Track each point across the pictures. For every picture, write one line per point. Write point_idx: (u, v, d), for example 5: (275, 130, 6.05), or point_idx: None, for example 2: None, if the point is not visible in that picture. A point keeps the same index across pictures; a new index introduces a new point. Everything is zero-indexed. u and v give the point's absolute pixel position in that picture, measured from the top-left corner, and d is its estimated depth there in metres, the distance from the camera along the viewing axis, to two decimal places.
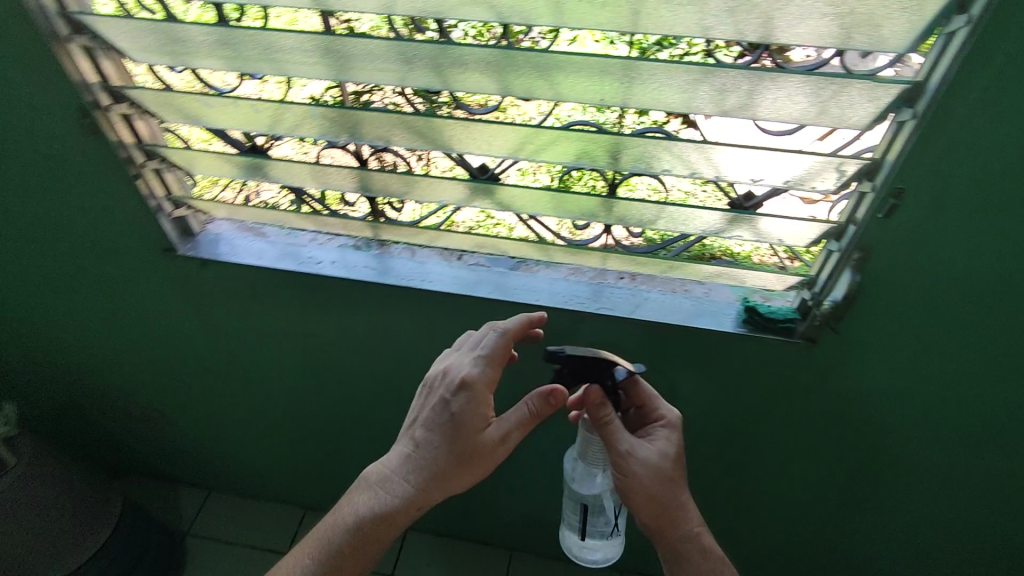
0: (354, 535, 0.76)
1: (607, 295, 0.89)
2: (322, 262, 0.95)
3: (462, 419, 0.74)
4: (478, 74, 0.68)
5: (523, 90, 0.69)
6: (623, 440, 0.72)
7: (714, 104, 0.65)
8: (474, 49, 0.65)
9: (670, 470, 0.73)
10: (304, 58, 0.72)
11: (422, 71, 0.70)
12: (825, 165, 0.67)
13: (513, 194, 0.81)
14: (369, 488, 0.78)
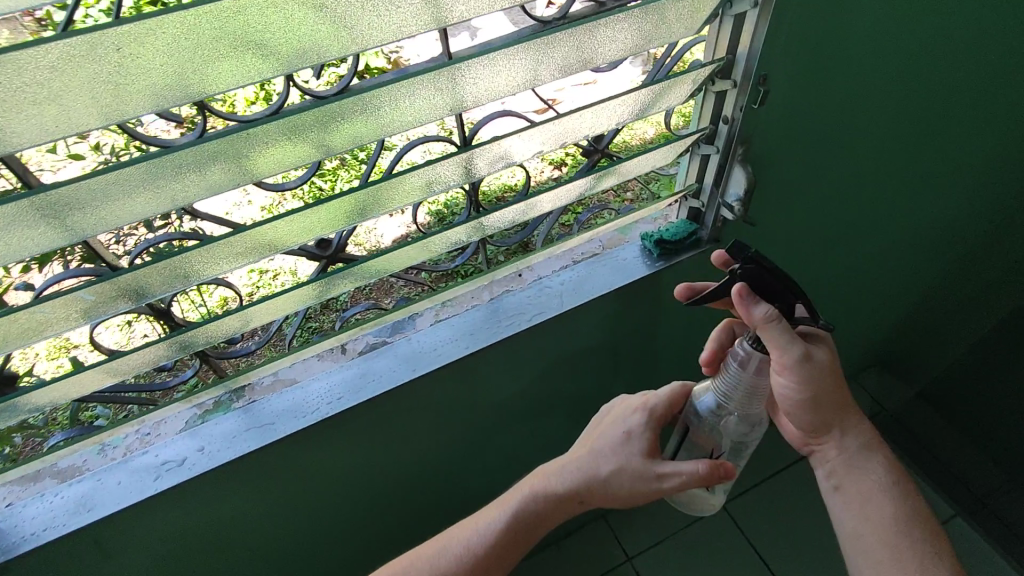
0: (485, 555, 0.70)
1: (520, 303, 0.81)
2: (184, 457, 0.70)
3: (637, 441, 0.71)
4: (288, 148, 0.52)
5: (347, 143, 0.56)
6: (790, 347, 0.59)
7: (560, 68, 0.59)
8: (267, 123, 0.49)
9: (834, 381, 0.66)
10: (14, 232, 0.46)
11: (212, 177, 0.50)
12: (665, 86, 0.65)
13: (382, 260, 0.70)
14: (513, 500, 0.72)
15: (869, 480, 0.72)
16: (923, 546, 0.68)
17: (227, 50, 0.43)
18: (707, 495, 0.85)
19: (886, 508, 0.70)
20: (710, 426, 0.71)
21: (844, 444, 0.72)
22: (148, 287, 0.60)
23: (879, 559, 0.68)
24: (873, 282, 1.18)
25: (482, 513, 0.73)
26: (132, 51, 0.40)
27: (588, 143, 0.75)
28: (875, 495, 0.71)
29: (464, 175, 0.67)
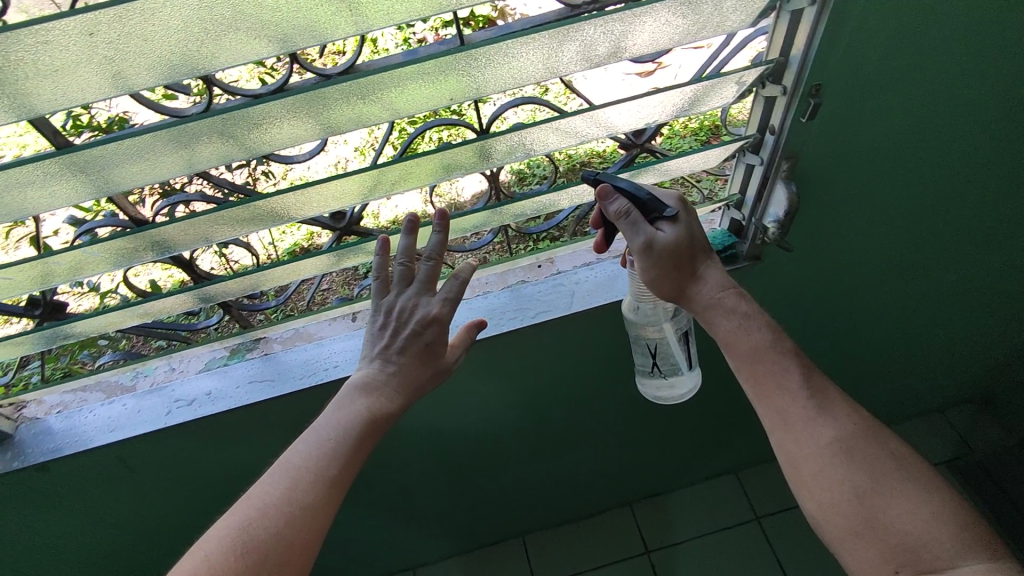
0: (313, 483, 0.53)
1: (533, 295, 0.81)
2: (197, 397, 0.76)
3: (439, 342, 0.62)
4: (286, 128, 0.52)
5: (350, 123, 0.54)
6: (633, 237, 0.60)
7: (581, 59, 0.53)
8: (267, 101, 0.48)
9: (687, 247, 0.61)
10: (47, 187, 0.51)
11: (208, 151, 0.52)
12: (720, 82, 0.58)
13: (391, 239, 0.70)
14: (345, 421, 0.57)
15: (747, 341, 0.60)
16: (824, 391, 0.58)
17: (217, 32, 0.42)
18: (671, 387, 0.81)
19: (763, 358, 0.59)
20: (646, 320, 0.73)
21: (704, 297, 0.62)
22: (170, 243, 0.63)
23: (797, 453, 0.57)
24: (963, 322, 1.02)
25: (299, 459, 0.55)
26: (107, 32, 0.40)
27: (625, 137, 0.69)
28: (768, 369, 0.59)
29: (481, 163, 0.63)
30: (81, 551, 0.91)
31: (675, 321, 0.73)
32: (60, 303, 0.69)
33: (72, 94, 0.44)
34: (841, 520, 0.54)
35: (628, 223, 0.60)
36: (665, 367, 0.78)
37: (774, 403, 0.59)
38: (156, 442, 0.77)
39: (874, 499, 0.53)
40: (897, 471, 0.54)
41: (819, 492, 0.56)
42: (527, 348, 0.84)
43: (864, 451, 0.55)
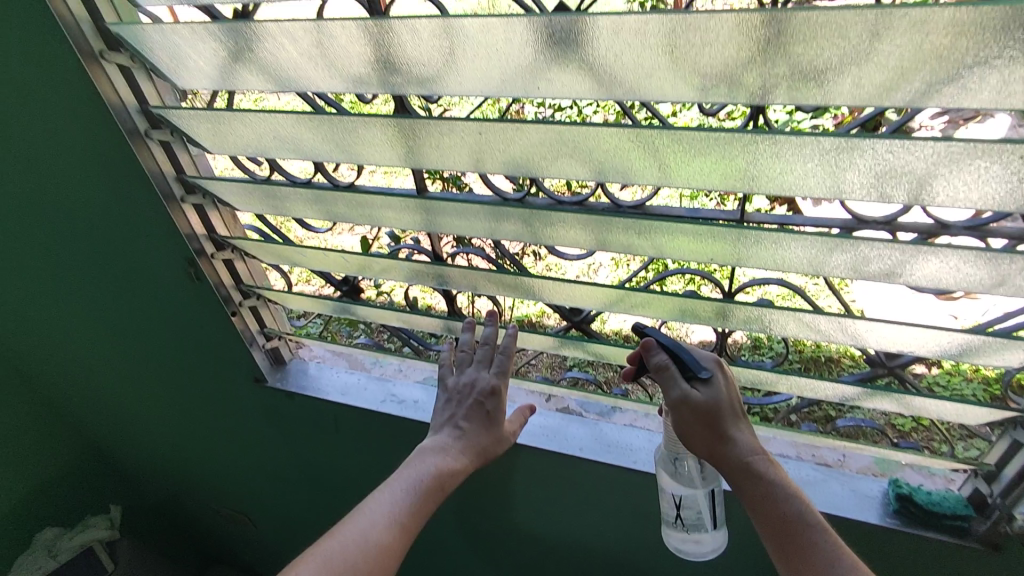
0: (388, 525, 0.67)
1: None
2: (407, 401, 0.92)
3: (498, 411, 0.79)
4: (570, 233, 0.64)
5: (619, 246, 0.64)
6: (667, 387, 0.64)
7: (849, 268, 0.55)
8: (569, 210, 0.61)
9: (718, 409, 0.64)
10: (398, 214, 0.72)
11: (509, 228, 0.67)
12: (1008, 344, 0.54)
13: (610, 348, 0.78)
14: (417, 480, 0.72)
15: (777, 516, 0.61)
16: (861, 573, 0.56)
17: (558, 153, 0.57)
18: (695, 547, 0.78)
19: (792, 534, 0.59)
20: (679, 471, 0.74)
21: (733, 461, 0.64)
22: (450, 279, 0.80)
23: None
24: None
25: (379, 506, 0.69)
26: (490, 133, 0.57)
27: (876, 353, 0.67)
28: (804, 546, 0.59)
29: (715, 319, 0.68)
30: (276, 473, 1.13)
31: (706, 477, 0.74)
32: (361, 289, 0.91)
33: (450, 159, 0.63)
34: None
35: (666, 376, 0.65)
36: (690, 521, 0.76)
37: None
38: (362, 418, 0.93)
39: None
40: None
41: None
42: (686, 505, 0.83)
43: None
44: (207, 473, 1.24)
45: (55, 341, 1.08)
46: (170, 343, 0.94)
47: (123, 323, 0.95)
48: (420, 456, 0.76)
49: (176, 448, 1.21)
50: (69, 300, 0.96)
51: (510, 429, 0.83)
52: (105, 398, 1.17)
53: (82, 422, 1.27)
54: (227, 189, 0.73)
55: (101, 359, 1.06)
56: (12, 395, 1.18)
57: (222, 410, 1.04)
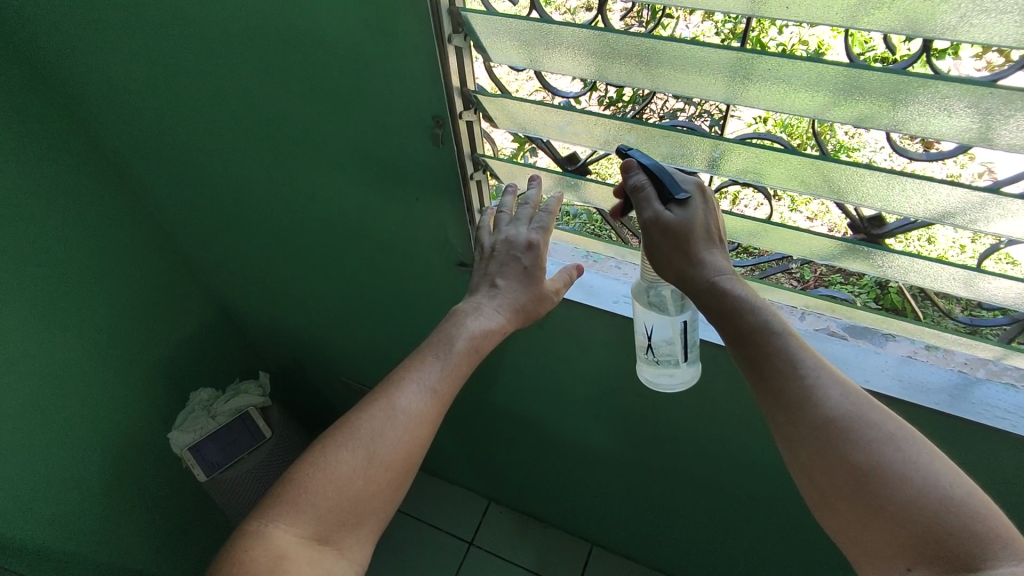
0: (422, 392, 0.67)
1: (1008, 403, 0.68)
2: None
3: (538, 267, 0.73)
4: (958, 121, 0.49)
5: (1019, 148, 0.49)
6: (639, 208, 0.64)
7: None
8: (983, 85, 0.44)
9: (690, 231, 0.64)
10: (698, 75, 0.57)
11: (858, 107, 0.52)
12: None
13: (921, 265, 0.63)
14: (448, 345, 0.70)
15: (734, 325, 0.61)
16: (831, 373, 0.58)
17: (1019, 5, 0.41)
18: (671, 376, 0.78)
19: (751, 341, 0.60)
20: (654, 297, 0.73)
21: (699, 282, 0.64)
22: (725, 163, 0.65)
23: (800, 436, 0.57)
24: None
25: (409, 376, 0.68)
26: None
27: None
28: (764, 352, 0.59)
29: None
30: None
31: (680, 306, 0.72)
32: (587, 171, 0.79)
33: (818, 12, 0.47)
34: (844, 504, 0.54)
35: (640, 199, 0.64)
36: (660, 352, 0.76)
37: (763, 375, 0.59)
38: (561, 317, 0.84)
39: (883, 490, 0.52)
40: (903, 460, 0.52)
41: (826, 480, 0.55)
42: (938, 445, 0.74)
43: (863, 432, 0.54)
44: (351, 347, 1.22)
45: (203, 197, 1.00)
46: (353, 211, 0.85)
47: (302, 188, 0.87)
48: (454, 318, 0.73)
49: (322, 320, 1.18)
50: (236, 155, 0.87)
51: (551, 287, 0.75)
52: (253, 264, 1.12)
53: (222, 285, 1.25)
54: (496, 29, 0.58)
55: (262, 224, 1.00)
56: (155, 254, 1.15)
57: (394, 289, 0.97)
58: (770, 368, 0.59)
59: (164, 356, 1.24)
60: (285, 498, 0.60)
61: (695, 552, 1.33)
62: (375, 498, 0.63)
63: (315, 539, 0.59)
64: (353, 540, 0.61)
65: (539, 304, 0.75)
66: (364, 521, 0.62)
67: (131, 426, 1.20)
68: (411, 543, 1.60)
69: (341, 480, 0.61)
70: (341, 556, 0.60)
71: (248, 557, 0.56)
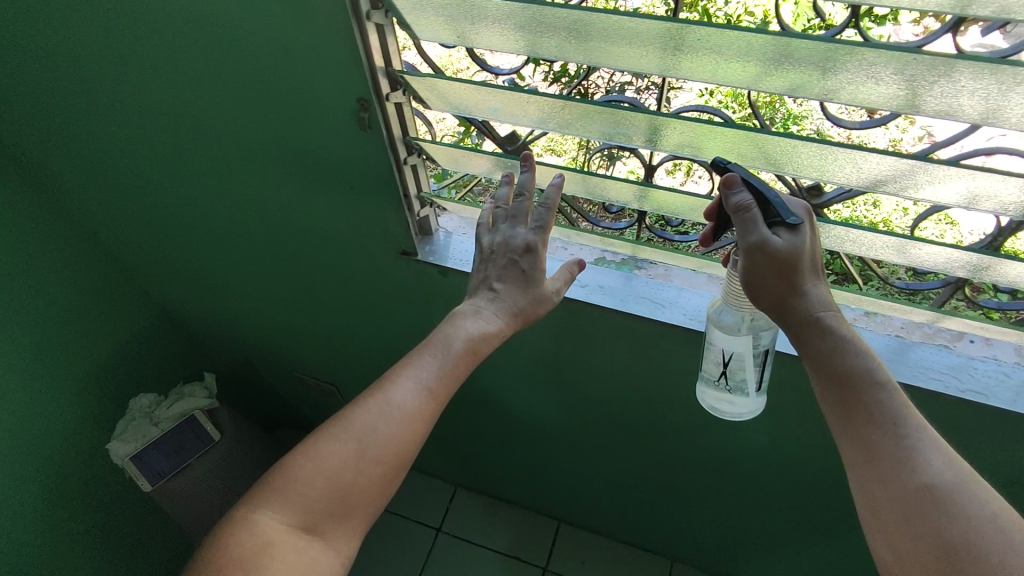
0: (415, 390, 0.66)
1: (938, 363, 0.69)
2: (588, 285, 0.83)
3: (535, 270, 0.71)
4: (886, 90, 0.48)
5: (942, 115, 0.49)
6: (747, 234, 0.58)
7: None
8: (906, 52, 0.44)
9: (799, 263, 0.58)
10: (631, 48, 0.55)
11: (789, 77, 0.51)
12: None
13: (861, 235, 0.63)
14: (444, 344, 0.69)
15: (834, 367, 0.58)
16: (928, 432, 0.54)
17: None
18: (738, 401, 0.75)
19: (851, 388, 0.57)
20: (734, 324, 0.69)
21: (801, 314, 0.60)
22: (663, 137, 0.63)
23: (879, 489, 0.54)
24: None
25: (402, 375, 0.67)
26: None
27: None
28: (860, 402, 0.56)
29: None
30: (386, 345, 1.05)
31: (761, 340, 0.69)
32: (527, 150, 0.77)
33: None
34: (921, 569, 0.50)
35: (746, 221, 0.58)
36: (733, 380, 0.73)
37: (860, 430, 0.56)
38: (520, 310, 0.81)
39: (968, 561, 0.48)
40: (998, 534, 0.48)
41: (901, 539, 0.52)
42: None
43: (958, 505, 0.50)
44: (303, 342, 1.18)
45: (127, 193, 0.94)
46: (287, 201, 0.81)
47: (232, 181, 0.82)
48: (452, 319, 0.71)
49: (268, 314, 1.13)
50: (156, 146, 0.81)
51: (550, 286, 0.73)
52: (191, 262, 1.06)
53: (157, 284, 1.18)
54: (418, 4, 0.55)
55: (195, 221, 0.94)
56: (81, 257, 1.07)
57: (340, 281, 0.94)
58: (864, 419, 0.56)
59: (102, 365, 1.17)
60: (274, 487, 0.62)
61: (656, 519, 1.36)
62: (365, 492, 0.63)
63: (304, 527, 0.61)
64: (343, 532, 0.63)
65: (540, 304, 0.72)
66: (354, 513, 0.63)
67: (70, 440, 1.14)
68: (380, 534, 1.58)
69: (331, 475, 0.62)
70: (328, 547, 0.62)
71: (235, 540, 0.58)
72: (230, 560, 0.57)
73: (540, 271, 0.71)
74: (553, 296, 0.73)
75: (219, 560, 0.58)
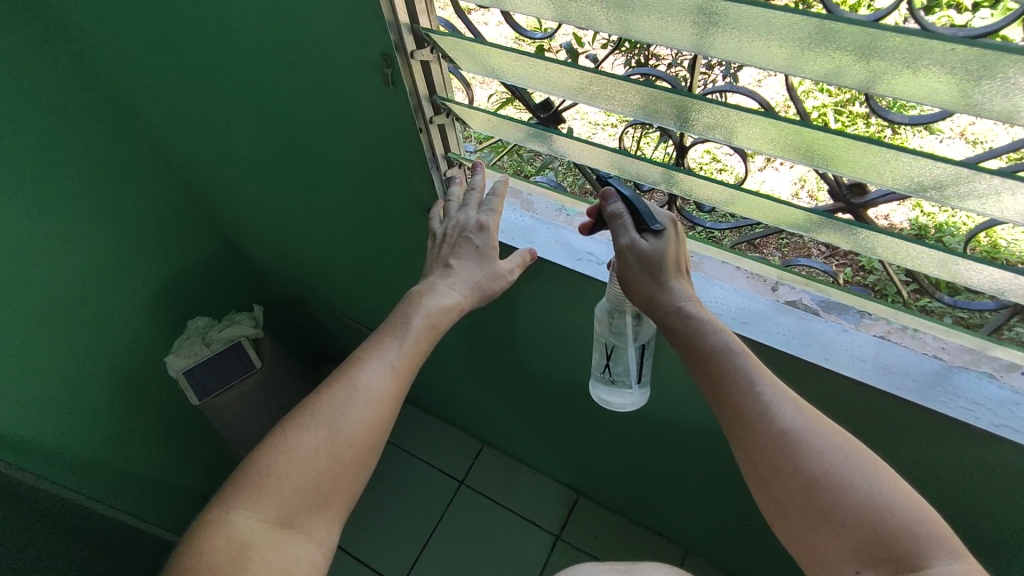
0: (383, 369, 0.68)
1: (970, 389, 0.65)
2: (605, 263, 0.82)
3: (489, 246, 0.74)
4: (929, 83, 0.43)
5: (1007, 118, 0.43)
6: (615, 236, 0.67)
7: None
8: (955, 42, 0.39)
9: (665, 260, 0.66)
10: (655, 21, 0.51)
11: (829, 63, 0.46)
12: None
13: (902, 247, 0.58)
14: (404, 323, 0.71)
15: (699, 346, 0.64)
16: (777, 385, 0.61)
17: None
18: (628, 389, 0.87)
19: (714, 363, 0.63)
20: (615, 323, 0.79)
21: (667, 307, 0.66)
22: (693, 120, 0.61)
23: (754, 449, 0.59)
24: None
25: (368, 355, 0.69)
26: None
27: None
28: (720, 374, 0.62)
29: None
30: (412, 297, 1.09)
31: (638, 333, 0.79)
32: (560, 119, 0.75)
33: None
34: (797, 511, 0.57)
35: (619, 226, 0.68)
36: (617, 371, 0.85)
37: (722, 387, 0.62)
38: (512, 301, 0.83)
39: (829, 497, 0.55)
40: (840, 462, 0.56)
41: (778, 488, 0.58)
42: (886, 422, 0.73)
43: (812, 444, 0.57)
44: (343, 285, 1.24)
45: (192, 129, 1.01)
46: (320, 148, 0.84)
47: (276, 125, 0.85)
48: (410, 295, 0.73)
49: (312, 255, 1.20)
50: (210, 88, 0.86)
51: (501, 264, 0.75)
52: (246, 199, 1.13)
53: (218, 216, 1.27)
54: None
55: (248, 160, 1.00)
56: (152, 184, 1.16)
57: (372, 230, 0.97)
58: (728, 386, 0.62)
59: (166, 285, 1.28)
60: (249, 481, 0.62)
61: (664, 501, 1.37)
62: (342, 476, 0.65)
63: (282, 521, 0.62)
64: (320, 520, 0.64)
65: (494, 282, 0.75)
66: (330, 502, 0.65)
67: (134, 349, 1.26)
68: (405, 475, 1.67)
69: (307, 463, 0.63)
70: (307, 539, 0.63)
71: (211, 546, 0.58)
72: (209, 566, 0.57)
73: (489, 252, 0.74)
74: (511, 271, 0.76)
75: (201, 565, 0.57)
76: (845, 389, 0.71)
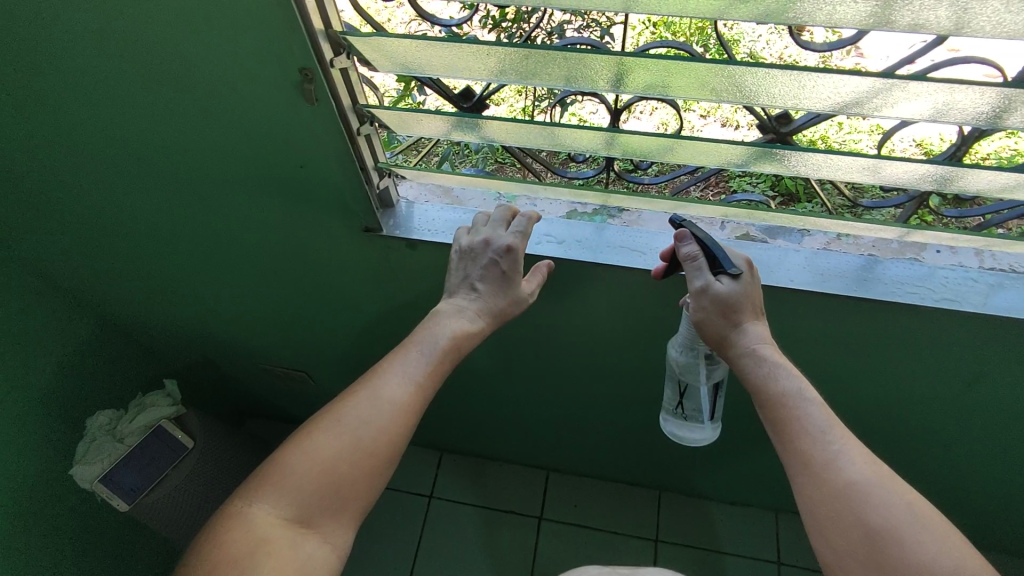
0: (404, 381, 0.67)
1: (899, 275, 0.73)
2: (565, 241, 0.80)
3: (515, 270, 0.71)
4: (856, 7, 0.47)
5: (919, 28, 0.48)
6: (690, 279, 0.68)
7: None
8: None
9: (738, 303, 0.68)
10: None
11: (763, 3, 0.48)
12: None
13: (830, 163, 0.63)
14: (431, 341, 0.69)
15: (772, 391, 0.65)
16: (849, 440, 0.61)
17: None
18: (699, 427, 0.86)
19: (786, 408, 0.64)
20: (686, 363, 0.80)
21: (740, 347, 0.68)
22: (630, 81, 0.60)
23: (818, 497, 0.60)
24: None
25: (390, 368, 0.67)
26: None
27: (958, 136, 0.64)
28: (790, 419, 0.64)
29: (987, 117, 0.55)
30: (353, 325, 1.02)
31: (711, 371, 0.80)
32: (484, 106, 0.72)
33: None
34: (857, 567, 0.57)
35: (691, 267, 0.69)
36: (690, 408, 0.85)
37: (795, 444, 0.63)
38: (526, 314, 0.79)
39: (897, 558, 0.55)
40: (910, 525, 0.56)
41: (839, 539, 0.58)
42: (840, 330, 0.80)
43: (879, 499, 0.58)
44: (264, 333, 1.12)
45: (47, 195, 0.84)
46: (228, 186, 0.74)
47: (166, 170, 0.74)
48: (434, 314, 0.72)
49: (223, 310, 1.07)
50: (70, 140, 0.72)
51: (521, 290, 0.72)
52: (130, 264, 0.98)
53: (93, 291, 1.09)
54: None
55: (131, 220, 0.86)
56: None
57: (301, 267, 0.89)
58: (797, 433, 0.63)
59: (48, 385, 1.08)
60: (269, 479, 0.60)
61: (636, 457, 1.41)
62: (360, 482, 0.63)
63: (297, 521, 0.59)
64: (337, 524, 0.61)
65: (514, 306, 0.73)
66: (347, 505, 0.62)
67: (24, 468, 1.06)
68: (372, 509, 1.58)
69: (325, 468, 0.61)
70: (321, 539, 0.60)
71: (230, 538, 0.57)
72: (223, 557, 0.56)
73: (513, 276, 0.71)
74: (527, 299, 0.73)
75: (213, 556, 0.56)
76: (804, 305, 0.76)
